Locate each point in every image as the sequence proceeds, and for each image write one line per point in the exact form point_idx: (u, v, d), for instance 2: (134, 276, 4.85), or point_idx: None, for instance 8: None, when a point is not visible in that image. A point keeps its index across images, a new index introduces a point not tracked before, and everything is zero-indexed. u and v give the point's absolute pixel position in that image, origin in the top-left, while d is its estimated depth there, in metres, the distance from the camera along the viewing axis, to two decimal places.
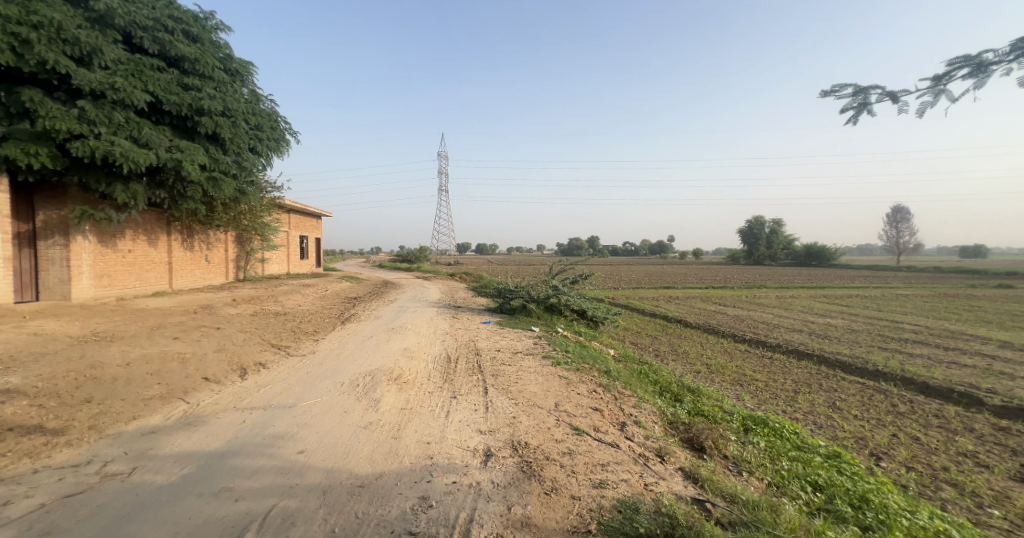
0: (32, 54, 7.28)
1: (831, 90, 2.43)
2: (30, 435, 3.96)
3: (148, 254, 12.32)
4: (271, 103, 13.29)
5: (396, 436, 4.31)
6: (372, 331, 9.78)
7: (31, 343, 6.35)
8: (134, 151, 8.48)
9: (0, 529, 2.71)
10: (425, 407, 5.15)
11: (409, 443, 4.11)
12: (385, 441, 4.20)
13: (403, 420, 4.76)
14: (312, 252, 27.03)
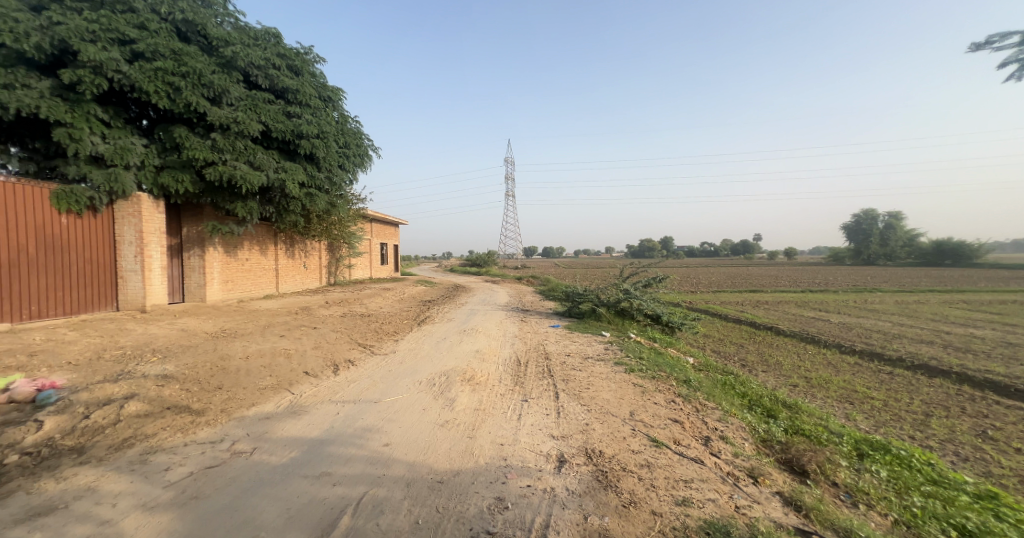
0: (181, 99, 8.82)
1: (990, 43, 3.70)
2: (180, 413, 4.76)
3: (261, 262, 14.15)
4: (357, 123, 14.56)
5: (472, 435, 4.48)
6: (446, 333, 10.25)
7: (177, 337, 7.61)
8: (250, 174, 9.84)
9: (162, 491, 3.29)
10: (498, 409, 5.28)
11: (484, 443, 4.24)
12: (461, 440, 4.38)
13: (477, 420, 4.91)
14: (391, 257, 29.03)
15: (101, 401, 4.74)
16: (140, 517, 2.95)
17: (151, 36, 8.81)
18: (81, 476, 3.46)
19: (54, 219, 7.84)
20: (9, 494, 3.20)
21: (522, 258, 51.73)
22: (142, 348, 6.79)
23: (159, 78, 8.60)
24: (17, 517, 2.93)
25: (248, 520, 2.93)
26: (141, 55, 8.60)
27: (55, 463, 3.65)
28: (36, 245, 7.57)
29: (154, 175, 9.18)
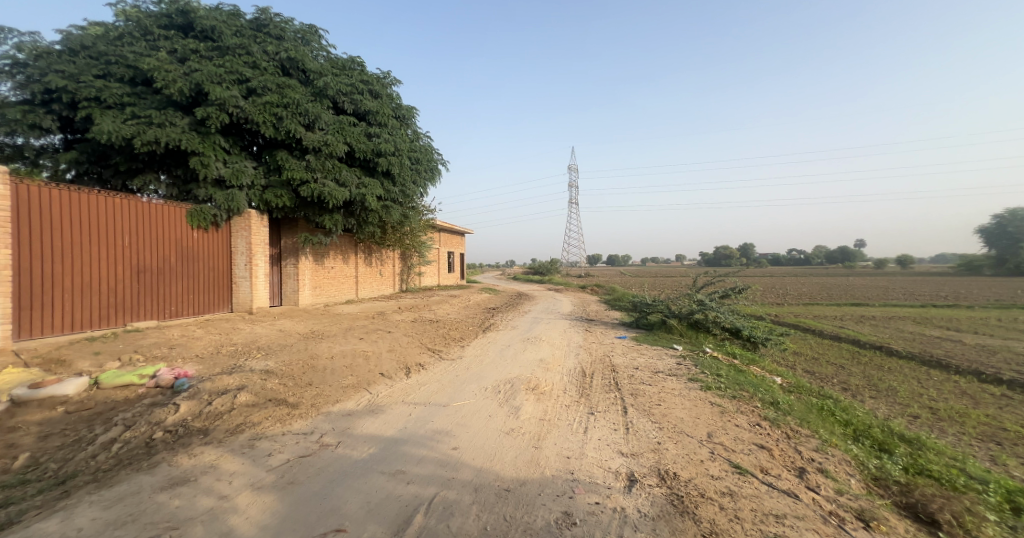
0: (283, 127, 9.97)
1: None
2: (280, 405, 5.32)
3: (344, 270, 15.41)
4: (429, 139, 15.42)
5: (538, 445, 4.47)
6: (511, 341, 10.33)
7: (276, 337, 8.51)
8: (336, 190, 10.80)
9: (265, 473, 3.70)
10: (564, 420, 5.20)
11: (550, 454, 4.21)
12: (527, 449, 4.38)
13: (543, 431, 4.89)
14: (457, 266, 30.05)
15: (219, 390, 5.45)
16: (247, 495, 3.33)
17: (262, 74, 10.09)
18: (206, 454, 4.01)
19: (188, 234, 9.20)
20: (155, 465, 3.81)
21: (586, 267, 50.76)
22: (248, 345, 7.69)
23: (267, 110, 9.82)
24: (161, 485, 3.46)
25: (334, 509, 3.18)
26: (254, 91, 9.88)
27: (187, 442, 4.27)
28: (175, 255, 8.92)
29: (260, 193, 10.44)
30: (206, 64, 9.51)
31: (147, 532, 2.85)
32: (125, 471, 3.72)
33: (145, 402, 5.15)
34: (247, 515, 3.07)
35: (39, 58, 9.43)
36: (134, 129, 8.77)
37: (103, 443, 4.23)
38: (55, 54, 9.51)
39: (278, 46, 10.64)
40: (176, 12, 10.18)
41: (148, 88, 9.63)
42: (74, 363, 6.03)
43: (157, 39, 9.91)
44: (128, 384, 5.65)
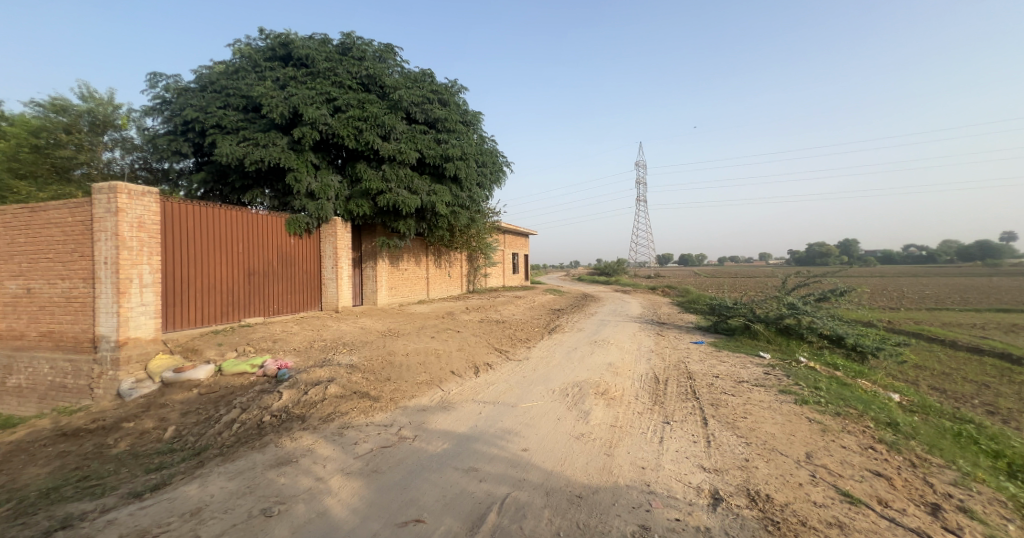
0: (363, 139, 10.76)
1: None
2: (363, 397, 5.72)
3: (416, 272, 16.24)
4: (494, 143, 15.74)
5: (610, 453, 4.31)
6: (578, 343, 10.17)
7: (358, 334, 9.18)
8: (409, 198, 11.42)
9: (353, 460, 3.98)
10: (637, 429, 4.98)
11: (624, 463, 4.04)
12: (598, 455, 4.26)
13: (615, 438, 4.71)
14: (522, 267, 30.30)
15: (313, 381, 5.99)
16: (338, 479, 3.61)
17: (346, 93, 11.02)
18: (304, 438, 4.43)
19: (287, 240, 10.28)
20: (264, 445, 4.28)
21: (657, 267, 48.34)
22: (335, 341, 8.38)
23: (350, 124, 10.69)
24: (270, 463, 3.88)
25: (413, 500, 3.32)
26: (339, 109, 10.81)
27: (289, 426, 4.75)
28: (277, 259, 9.99)
29: (344, 203, 11.38)
30: (301, 88, 10.60)
31: (260, 504, 3.21)
32: (241, 448, 4.25)
33: (255, 389, 5.82)
34: (338, 498, 3.32)
35: (178, 95, 11.12)
36: (246, 151, 10.06)
37: (224, 423, 4.86)
38: (190, 91, 11.12)
39: (360, 66, 11.52)
40: (278, 45, 11.43)
41: (256, 114, 10.93)
42: (203, 352, 7.04)
43: (265, 70, 11.18)
44: (243, 372, 6.43)
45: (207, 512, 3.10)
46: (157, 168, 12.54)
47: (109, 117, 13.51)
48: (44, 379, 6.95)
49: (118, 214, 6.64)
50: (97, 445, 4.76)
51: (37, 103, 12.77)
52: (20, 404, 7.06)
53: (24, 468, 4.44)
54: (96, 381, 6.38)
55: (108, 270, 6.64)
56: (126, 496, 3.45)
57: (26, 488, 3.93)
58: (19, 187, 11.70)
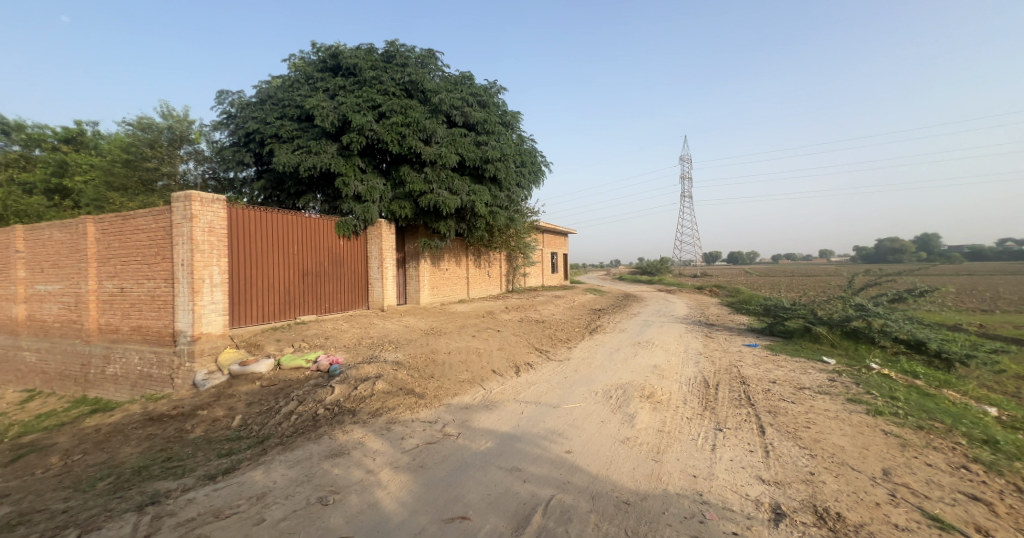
0: (406, 144, 11.09)
1: None
2: (409, 394, 5.88)
3: (457, 272, 16.53)
4: (533, 142, 15.72)
5: (658, 459, 4.15)
6: (620, 344, 9.92)
7: (402, 332, 9.45)
8: (449, 199, 11.63)
9: (400, 454, 4.09)
10: (686, 435, 4.77)
11: (674, 470, 3.88)
12: (645, 461, 4.12)
13: (663, 444, 4.54)
14: (561, 266, 30.03)
15: (362, 377, 6.22)
16: (388, 472, 3.72)
17: (390, 99, 11.40)
18: (355, 431, 4.61)
19: (337, 241, 10.75)
20: (320, 436, 4.50)
21: (703, 265, 46.34)
22: (382, 339, 8.67)
23: (393, 130, 11.06)
24: (325, 454, 4.07)
25: (458, 496, 3.36)
26: (384, 115, 11.22)
27: (341, 419, 4.97)
28: (328, 260, 10.49)
29: (388, 206, 11.79)
30: (349, 97, 11.10)
31: (317, 492, 3.37)
32: (300, 438, 4.49)
33: (310, 383, 6.14)
34: (388, 490, 3.42)
35: (241, 109, 11.95)
36: (300, 159, 10.69)
37: (284, 414, 5.16)
38: (252, 105, 11.92)
39: (403, 72, 11.88)
40: (329, 57, 12.00)
41: (309, 123, 11.55)
42: (264, 347, 7.53)
43: (317, 81, 11.78)
44: (299, 366, 6.81)
45: (271, 497, 3.29)
46: (223, 177, 13.55)
47: (186, 132, 14.80)
48: (134, 368, 7.84)
49: (193, 219, 7.24)
50: (177, 429, 5.21)
51: (128, 124, 14.35)
52: (117, 390, 8.12)
53: (119, 448, 4.94)
54: (177, 372, 7.12)
55: (184, 271, 7.28)
56: (203, 478, 3.74)
57: (122, 465, 4.37)
58: (113, 198, 13.18)
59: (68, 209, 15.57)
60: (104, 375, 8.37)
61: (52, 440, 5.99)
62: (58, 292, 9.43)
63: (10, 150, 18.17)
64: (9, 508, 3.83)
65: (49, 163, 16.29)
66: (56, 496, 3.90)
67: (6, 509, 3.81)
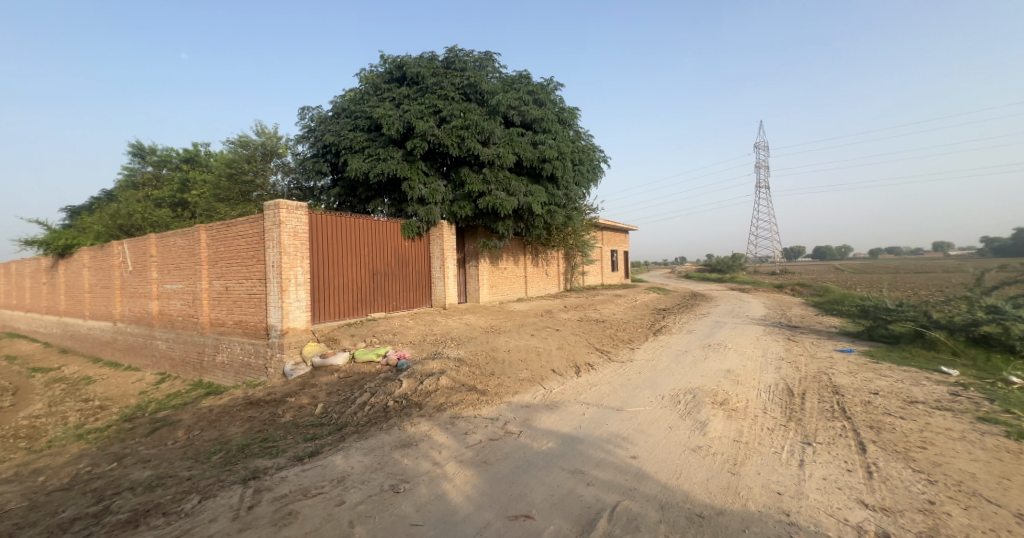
0: (465, 146, 11.35)
1: None
2: (472, 390, 5.97)
3: (515, 271, 16.62)
4: (591, 138, 15.36)
5: (734, 472, 3.81)
6: (688, 346, 9.36)
7: (463, 330, 9.65)
8: (507, 200, 11.72)
9: (464, 449, 4.15)
10: (767, 447, 4.34)
11: (754, 485, 3.54)
12: (721, 472, 3.81)
13: (740, 455, 4.18)
14: (621, 264, 29.03)
15: (427, 372, 6.43)
16: (453, 466, 3.79)
17: (450, 104, 11.72)
18: (422, 424, 4.76)
19: (403, 243, 11.24)
20: (391, 427, 4.71)
21: (782, 262, 42.42)
22: (444, 336, 8.92)
23: (454, 134, 11.37)
24: (396, 444, 4.24)
25: (522, 495, 3.32)
26: (445, 120, 11.56)
27: (410, 412, 5.17)
28: (395, 260, 11.00)
29: (449, 208, 12.15)
30: (412, 104, 11.59)
31: (389, 480, 3.50)
32: (374, 428, 4.73)
33: (380, 376, 6.47)
34: (454, 483, 3.47)
35: (319, 123, 12.93)
36: (370, 166, 11.38)
37: (359, 404, 5.48)
38: (328, 118, 12.85)
39: (462, 77, 12.15)
40: (395, 68, 12.59)
41: (378, 132, 12.21)
42: (340, 342, 8.09)
43: (384, 92, 12.41)
44: (371, 360, 7.22)
45: (350, 481, 3.48)
46: (305, 187, 14.76)
47: (274, 147, 16.33)
48: (237, 356, 8.81)
49: (280, 225, 7.94)
50: (272, 413, 5.74)
51: (230, 143, 16.19)
52: (224, 375, 9.18)
53: (227, 427, 5.54)
54: (271, 362, 7.90)
55: (275, 272, 8.02)
56: (293, 458, 4.05)
57: (230, 442, 4.89)
58: (221, 209, 15.04)
59: (187, 218, 17.72)
60: (215, 362, 9.51)
61: (177, 417, 6.90)
62: (179, 290, 10.84)
63: (146, 171, 21.58)
64: (149, 472, 4.45)
65: (174, 183, 19.15)
66: (181, 465, 4.45)
67: (147, 473, 4.42)
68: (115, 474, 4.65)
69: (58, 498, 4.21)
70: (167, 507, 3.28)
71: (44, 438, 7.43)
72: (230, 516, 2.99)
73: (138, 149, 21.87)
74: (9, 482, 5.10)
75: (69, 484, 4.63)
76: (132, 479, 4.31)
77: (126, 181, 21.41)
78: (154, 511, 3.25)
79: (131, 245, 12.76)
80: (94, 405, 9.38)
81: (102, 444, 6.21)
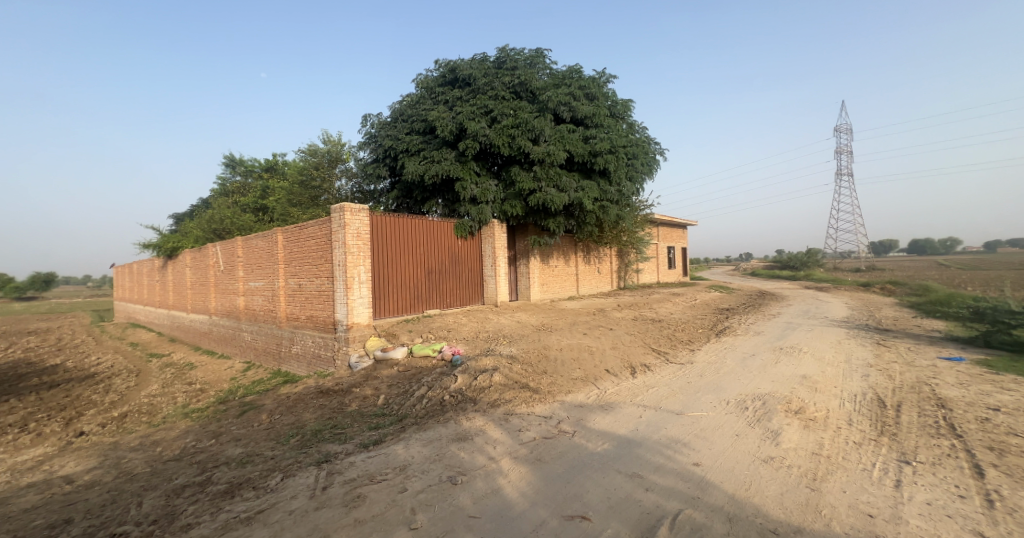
0: (516, 145, 11.37)
1: None
2: (525, 387, 5.94)
3: (566, 269, 16.41)
4: (646, 131, 14.74)
5: (814, 487, 3.44)
6: (756, 348, 8.70)
7: (515, 328, 9.64)
8: (557, 197, 11.56)
9: (519, 446, 4.12)
10: (854, 462, 3.89)
11: (839, 504, 3.17)
12: (799, 486, 3.46)
13: (821, 469, 3.77)
14: (679, 261, 27.57)
15: (481, 368, 6.48)
16: (508, 461, 3.77)
17: (501, 103, 11.79)
18: (477, 419, 4.80)
19: (456, 242, 11.46)
20: (448, 420, 4.79)
21: (866, 258, 38.33)
22: (497, 333, 8.98)
23: (504, 133, 11.43)
24: (452, 437, 4.31)
25: (577, 495, 3.22)
26: (495, 120, 11.65)
27: (465, 406, 5.24)
28: (449, 259, 11.24)
29: (500, 206, 12.20)
30: (465, 106, 11.79)
31: (447, 471, 3.55)
32: (432, 420, 4.84)
33: (436, 371, 6.63)
34: (509, 479, 3.44)
35: (379, 129, 13.52)
36: (425, 168, 11.74)
37: (417, 397, 5.65)
38: (387, 124, 13.41)
39: (513, 75, 12.17)
40: (448, 71, 12.87)
41: (432, 135, 12.55)
42: (399, 337, 8.42)
43: (438, 95, 12.72)
44: (427, 355, 7.44)
45: (411, 469, 3.58)
46: (367, 191, 15.52)
47: (340, 153, 17.31)
48: (309, 348, 9.49)
49: (345, 227, 8.41)
50: (340, 402, 6.09)
51: (302, 151, 17.45)
52: (299, 365, 9.93)
53: (302, 412, 5.95)
54: (338, 354, 8.41)
55: (341, 271, 8.51)
56: (360, 445, 4.25)
57: (305, 427, 5.24)
58: (295, 214, 16.30)
59: (267, 222, 19.41)
60: (291, 353, 10.28)
61: (261, 401, 7.56)
62: (260, 287, 11.86)
63: (234, 180, 23.94)
64: (240, 450, 4.89)
65: (256, 191, 21.05)
66: (265, 445, 4.85)
67: (238, 450, 4.86)
68: (214, 449, 5.16)
69: (171, 467, 4.74)
70: (256, 482, 3.56)
71: (158, 414, 8.47)
72: (307, 494, 3.18)
73: (229, 161, 24.27)
74: (134, 450, 5.85)
75: (179, 456, 5.21)
76: (227, 454, 4.76)
77: (219, 190, 23.88)
78: (245, 484, 3.54)
79: (222, 246, 14.15)
80: (195, 388, 10.56)
81: (202, 423, 6.95)
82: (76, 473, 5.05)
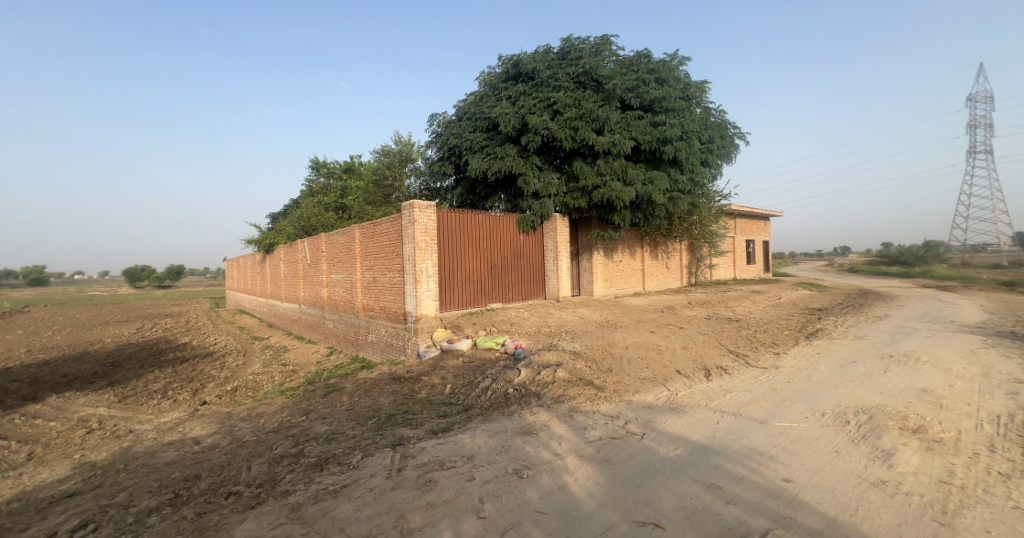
0: (579, 137, 11.01)
1: None
2: (589, 385, 5.69)
3: (632, 264, 15.68)
4: (723, 113, 13.51)
5: (945, 522, 2.83)
6: (857, 354, 7.61)
7: (579, 323, 9.36)
8: (623, 191, 11.04)
9: (585, 444, 3.90)
10: (999, 497, 3.16)
11: None
12: (926, 518, 2.87)
13: (952, 500, 3.12)
14: (760, 257, 25.19)
15: (544, 363, 6.33)
16: (573, 459, 3.57)
17: (565, 95, 11.45)
18: (542, 414, 4.65)
19: (520, 236, 11.39)
20: (512, 414, 4.70)
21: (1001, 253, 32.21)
22: (559, 328, 8.78)
23: (567, 125, 11.10)
24: (518, 430, 4.20)
25: (649, 501, 2.94)
26: (559, 112, 11.34)
27: (529, 400, 5.12)
28: (512, 253, 11.21)
29: (562, 201, 11.91)
30: (528, 100, 11.62)
31: (513, 464, 3.44)
32: (497, 412, 4.78)
33: (500, 364, 6.59)
34: (576, 478, 3.25)
35: (445, 128, 13.80)
36: (488, 164, 11.78)
37: (482, 389, 5.64)
38: (452, 122, 13.65)
39: (577, 65, 11.78)
40: (511, 65, 12.75)
41: (495, 131, 12.54)
42: (463, 329, 8.54)
43: (501, 90, 12.67)
44: (490, 347, 7.46)
45: (479, 459, 3.53)
46: (434, 188, 15.97)
47: (410, 153, 18.04)
48: (383, 336, 9.99)
49: (414, 223, 8.68)
50: (410, 389, 6.28)
51: (377, 152, 18.42)
52: (374, 352, 10.50)
53: (377, 397, 6.23)
54: (408, 343, 8.75)
55: (410, 265, 8.81)
56: (430, 431, 4.30)
57: (380, 410, 5.46)
58: (370, 210, 17.23)
59: (346, 219, 20.77)
60: (368, 341, 10.90)
61: (342, 384, 8.10)
62: (341, 279, 12.74)
63: (319, 181, 25.97)
64: (326, 427, 5.22)
65: (337, 191, 22.61)
66: (347, 424, 5.12)
67: (324, 428, 5.19)
68: (305, 425, 5.56)
69: (270, 438, 5.19)
70: (340, 458, 3.72)
71: (260, 390, 9.44)
72: (384, 474, 3.24)
73: (314, 164, 26.34)
74: (242, 420, 6.53)
75: (278, 428, 5.70)
76: (315, 431, 5.10)
77: (307, 191, 26.08)
78: (331, 459, 3.72)
79: (310, 242, 15.42)
80: (289, 369, 11.63)
81: (295, 400, 7.60)
82: (200, 436, 5.74)
